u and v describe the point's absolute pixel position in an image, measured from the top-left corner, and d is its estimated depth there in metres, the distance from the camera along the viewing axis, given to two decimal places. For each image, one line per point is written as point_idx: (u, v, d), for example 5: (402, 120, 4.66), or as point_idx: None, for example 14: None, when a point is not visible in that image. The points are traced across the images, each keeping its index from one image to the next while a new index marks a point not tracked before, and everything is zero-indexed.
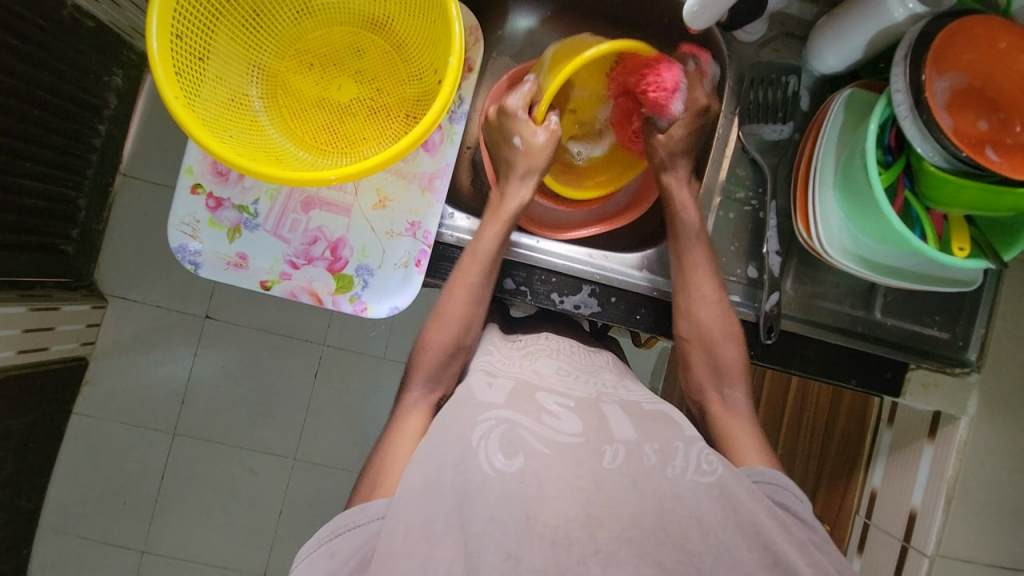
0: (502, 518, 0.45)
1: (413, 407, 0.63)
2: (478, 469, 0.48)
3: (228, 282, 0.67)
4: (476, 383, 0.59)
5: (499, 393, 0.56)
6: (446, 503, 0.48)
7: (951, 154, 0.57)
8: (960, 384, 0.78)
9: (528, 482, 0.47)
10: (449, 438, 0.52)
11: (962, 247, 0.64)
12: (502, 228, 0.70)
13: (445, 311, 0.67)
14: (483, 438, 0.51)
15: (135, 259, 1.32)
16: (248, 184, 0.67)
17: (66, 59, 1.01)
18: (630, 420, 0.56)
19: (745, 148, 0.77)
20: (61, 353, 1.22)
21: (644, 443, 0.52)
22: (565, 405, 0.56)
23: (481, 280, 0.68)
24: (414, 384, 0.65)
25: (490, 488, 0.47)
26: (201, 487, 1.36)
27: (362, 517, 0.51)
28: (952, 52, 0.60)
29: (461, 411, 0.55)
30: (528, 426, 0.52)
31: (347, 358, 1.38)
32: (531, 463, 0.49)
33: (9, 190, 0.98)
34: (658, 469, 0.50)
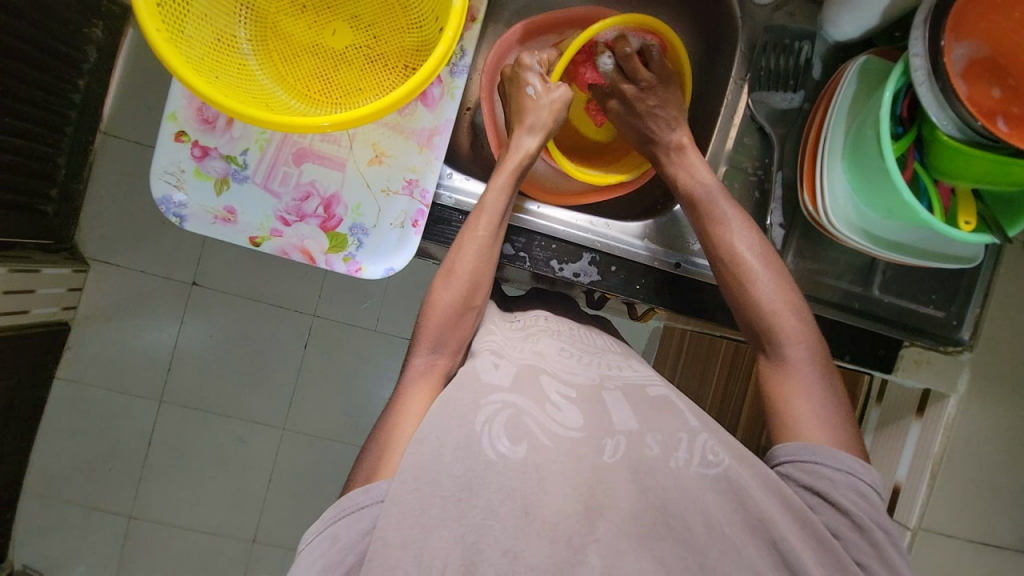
0: (502, 511, 0.47)
1: (421, 378, 0.60)
2: (481, 453, 0.49)
3: (217, 237, 0.64)
4: (481, 364, 0.58)
5: (505, 376, 0.57)
6: (443, 489, 0.48)
7: (965, 122, 0.56)
8: (951, 362, 0.79)
9: (529, 472, 0.49)
10: (448, 421, 0.51)
11: (968, 220, 0.62)
12: (508, 177, 0.67)
13: (454, 268, 0.65)
14: (486, 423, 0.51)
15: (118, 222, 1.27)
16: (237, 133, 0.64)
17: (45, 7, 0.95)
18: (633, 409, 0.57)
19: (754, 116, 0.75)
20: (42, 317, 1.18)
21: (646, 433, 0.54)
22: (567, 396, 0.57)
23: (488, 233, 0.66)
24: (420, 349, 0.62)
25: (491, 475, 0.48)
26: (188, 454, 1.35)
27: (365, 501, 0.49)
28: (973, 18, 0.58)
29: (461, 391, 0.54)
30: (532, 414, 0.53)
31: (339, 329, 1.37)
32: (534, 454, 0.50)
33: None
34: (661, 461, 0.51)
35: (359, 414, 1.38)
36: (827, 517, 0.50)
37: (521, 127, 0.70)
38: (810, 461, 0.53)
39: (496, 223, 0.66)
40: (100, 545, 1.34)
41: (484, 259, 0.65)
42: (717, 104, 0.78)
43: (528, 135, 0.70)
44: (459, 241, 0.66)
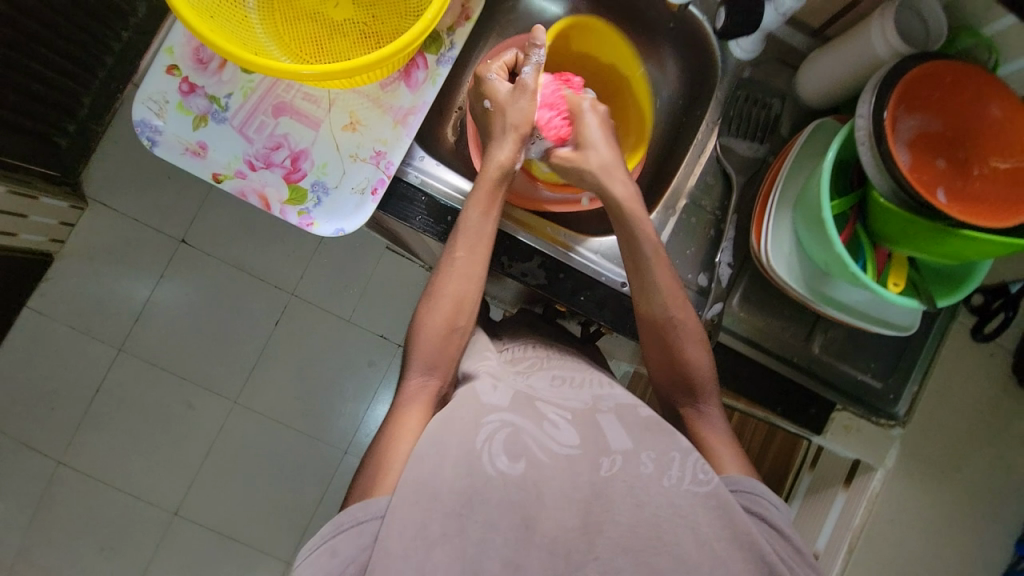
0: (503, 525, 0.48)
1: (415, 398, 0.61)
2: (482, 472, 0.50)
3: (183, 167, 0.67)
4: (480, 386, 0.59)
5: (503, 397, 0.57)
6: (445, 505, 0.48)
7: (897, 185, 0.58)
8: (882, 435, 0.80)
9: (529, 488, 0.50)
10: (447, 438, 0.53)
11: (897, 283, 0.64)
12: (484, 204, 0.68)
13: (439, 294, 0.65)
14: (487, 441, 0.52)
15: (125, 169, 1.32)
16: (226, 77, 0.67)
17: None
18: (624, 428, 0.56)
19: (720, 159, 0.78)
20: (27, 244, 1.20)
21: (640, 451, 0.54)
22: (563, 416, 0.57)
23: (466, 257, 0.66)
24: (414, 370, 0.63)
25: (491, 491, 0.49)
26: (133, 409, 1.33)
27: (363, 514, 0.50)
28: (925, 95, 0.61)
29: (463, 410, 0.56)
30: (530, 432, 0.54)
31: (311, 312, 1.37)
32: (532, 471, 0.51)
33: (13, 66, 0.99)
34: (655, 479, 0.51)
35: (313, 400, 1.37)
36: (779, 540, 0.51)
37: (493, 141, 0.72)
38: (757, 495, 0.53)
39: (474, 249, 0.67)
40: (22, 486, 1.30)
41: (467, 277, 0.66)
42: (688, 142, 0.81)
43: (500, 147, 0.71)
44: (440, 269, 0.67)
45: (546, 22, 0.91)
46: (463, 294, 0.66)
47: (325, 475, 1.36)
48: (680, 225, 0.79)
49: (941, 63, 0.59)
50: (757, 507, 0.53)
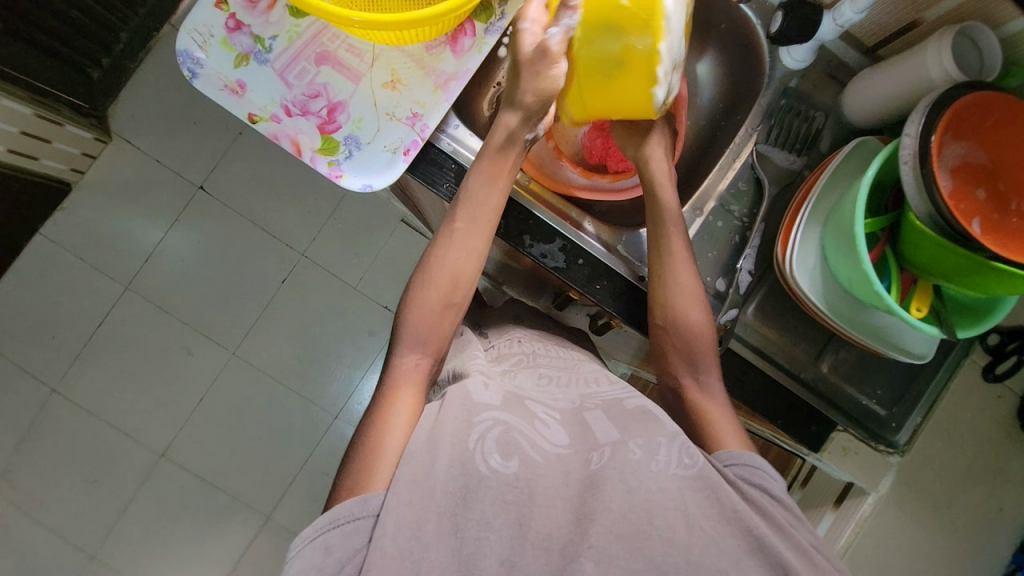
0: (496, 525, 0.47)
1: (405, 372, 0.62)
2: (475, 470, 0.49)
3: (220, 104, 0.67)
4: (472, 383, 0.58)
5: (495, 395, 0.57)
6: (440, 504, 0.49)
7: (935, 209, 0.57)
8: (880, 461, 0.78)
9: (521, 487, 0.49)
10: (440, 442, 0.52)
11: (920, 309, 0.64)
12: (492, 174, 0.67)
13: (434, 266, 0.66)
14: (479, 440, 0.51)
15: (152, 108, 1.32)
16: (274, 19, 0.67)
17: None
18: (613, 421, 0.57)
19: (754, 166, 0.78)
20: (46, 169, 1.20)
21: (628, 440, 0.54)
22: (552, 414, 0.58)
23: (467, 228, 0.66)
24: (403, 349, 0.64)
25: (484, 491, 0.48)
26: (134, 347, 1.34)
27: (360, 510, 0.49)
28: (972, 123, 0.61)
29: (455, 411, 0.54)
30: (522, 431, 0.53)
31: (319, 275, 1.37)
32: (525, 470, 0.50)
33: None
34: (643, 464, 0.51)
35: (311, 362, 1.38)
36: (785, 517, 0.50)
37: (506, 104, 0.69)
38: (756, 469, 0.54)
39: (476, 223, 0.66)
40: (15, 410, 1.31)
41: (483, 206, 0.66)
42: (724, 146, 0.80)
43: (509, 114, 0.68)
44: (440, 238, 0.67)
45: None
46: (461, 270, 0.66)
47: (314, 437, 1.38)
48: (706, 228, 0.78)
49: (989, 92, 0.58)
50: (752, 478, 0.54)
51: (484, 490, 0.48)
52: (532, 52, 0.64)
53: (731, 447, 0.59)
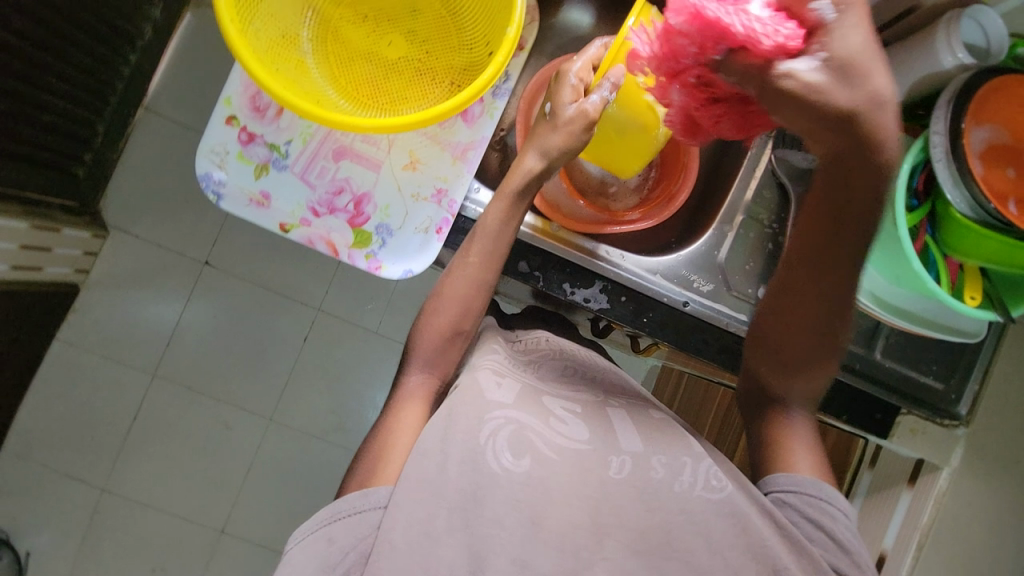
0: (508, 522, 0.48)
1: (414, 392, 0.62)
2: (487, 469, 0.50)
3: (249, 218, 0.67)
4: (484, 379, 0.58)
5: (508, 393, 0.57)
6: (450, 500, 0.49)
7: (978, 204, 0.58)
8: (946, 435, 0.80)
9: (534, 486, 0.50)
10: (452, 436, 0.52)
11: (973, 296, 0.65)
12: (507, 207, 0.66)
13: (444, 292, 0.66)
14: (491, 437, 0.52)
15: (143, 195, 1.30)
16: (284, 124, 0.67)
17: None
18: (636, 428, 0.58)
19: (774, 171, 0.79)
20: (53, 277, 1.20)
21: (650, 455, 0.56)
22: (571, 411, 0.58)
23: (479, 262, 0.66)
24: (413, 367, 0.64)
25: (496, 491, 0.49)
26: (172, 432, 1.34)
27: (362, 505, 0.52)
28: (992, 106, 0.61)
29: (466, 404, 0.54)
30: (536, 429, 0.54)
31: (340, 328, 1.37)
32: (538, 468, 0.51)
33: (29, 103, 0.96)
34: (665, 484, 0.53)
35: (347, 414, 1.38)
36: (824, 549, 0.53)
37: (529, 145, 0.68)
38: (831, 509, 0.55)
39: (490, 255, 0.66)
40: (69, 515, 1.32)
41: (499, 240, 0.66)
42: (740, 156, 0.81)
43: (535, 156, 0.67)
44: (451, 265, 0.67)
45: (585, 35, 0.88)
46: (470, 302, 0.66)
47: None
48: (737, 241, 0.79)
49: (1008, 76, 0.60)
50: (806, 510, 0.55)
51: (495, 488, 0.49)
52: (575, 114, 0.65)
53: (798, 470, 0.59)
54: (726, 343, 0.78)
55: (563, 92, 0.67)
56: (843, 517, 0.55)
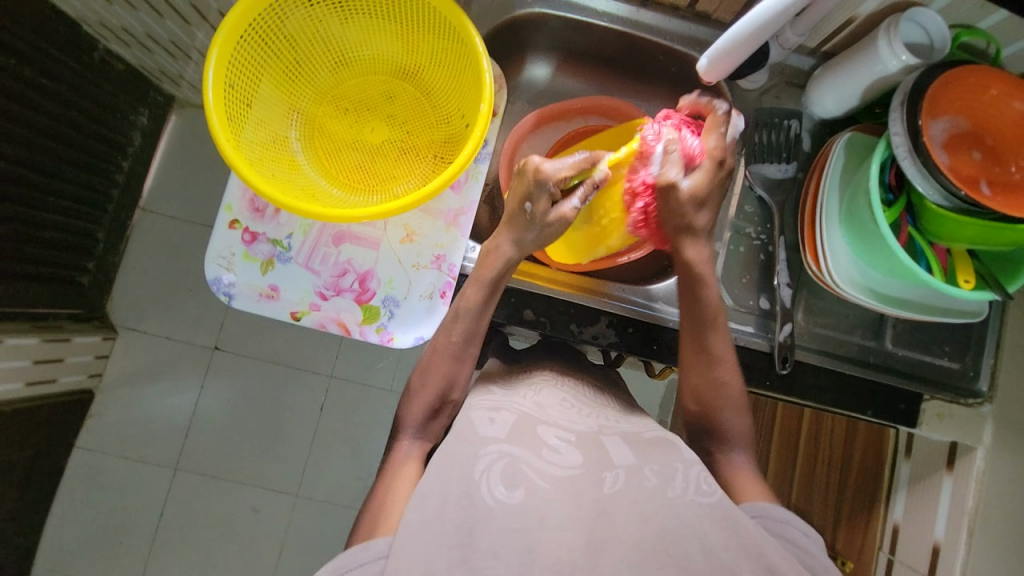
0: (504, 552, 0.48)
1: (405, 458, 0.64)
2: (480, 502, 0.52)
3: (261, 313, 0.69)
4: (477, 418, 0.61)
5: (501, 428, 0.59)
6: (449, 538, 0.50)
7: (950, 193, 0.60)
8: (973, 414, 0.79)
9: (531, 515, 0.51)
10: (450, 473, 0.54)
11: (968, 280, 0.67)
12: (484, 291, 0.68)
13: (430, 368, 0.68)
14: (485, 471, 0.54)
15: (149, 292, 1.33)
16: (283, 219, 0.70)
17: (95, 98, 1.05)
18: (629, 447, 0.61)
19: (753, 186, 0.81)
20: (67, 385, 1.22)
21: (643, 466, 0.58)
22: (566, 439, 0.59)
23: (462, 342, 0.68)
24: (405, 436, 0.66)
25: (491, 520, 0.50)
26: (200, 523, 1.32)
27: (364, 558, 0.51)
28: (947, 99, 0.64)
29: (461, 444, 0.57)
30: (529, 460, 0.55)
31: (355, 391, 1.38)
32: (531, 497, 0.53)
33: (26, 222, 1.00)
34: (659, 490, 0.55)
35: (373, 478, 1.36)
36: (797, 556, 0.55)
37: (505, 231, 0.69)
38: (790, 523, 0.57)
39: (474, 330, 0.68)
40: None
41: (479, 321, 0.68)
42: None
43: (509, 242, 0.69)
44: (434, 344, 0.69)
45: (552, 86, 0.93)
46: (454, 375, 0.68)
47: None
48: (730, 257, 0.81)
49: (963, 67, 0.62)
50: (780, 533, 0.56)
51: (491, 519, 0.50)
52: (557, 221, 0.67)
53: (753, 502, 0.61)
54: (738, 357, 0.79)
55: (539, 195, 0.67)
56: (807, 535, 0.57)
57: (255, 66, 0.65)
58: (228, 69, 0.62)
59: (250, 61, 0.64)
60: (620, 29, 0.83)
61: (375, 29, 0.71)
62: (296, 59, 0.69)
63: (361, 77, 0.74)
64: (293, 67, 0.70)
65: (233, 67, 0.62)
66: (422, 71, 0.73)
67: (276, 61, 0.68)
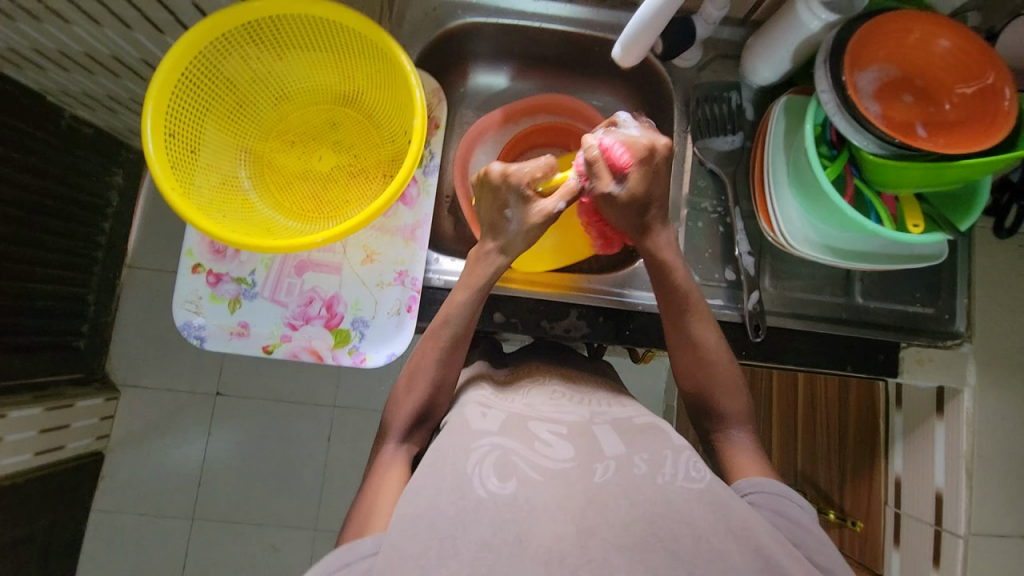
0: (495, 542, 0.47)
1: (391, 461, 0.64)
2: (473, 493, 0.51)
3: (234, 350, 0.70)
4: (470, 413, 0.62)
5: (493, 422, 0.60)
6: (440, 530, 0.48)
7: (884, 142, 0.61)
8: (955, 355, 0.79)
9: (519, 505, 0.50)
10: (441, 470, 0.54)
11: (917, 223, 0.68)
12: (468, 295, 0.68)
13: (414, 369, 0.68)
14: (477, 465, 0.53)
15: (145, 348, 1.35)
16: (245, 257, 0.72)
17: (66, 166, 1.07)
18: (622, 436, 0.60)
19: (702, 161, 0.82)
20: (75, 450, 1.23)
21: (633, 454, 0.57)
22: (557, 432, 0.59)
23: (447, 346, 0.67)
24: (391, 439, 0.66)
25: (482, 513, 0.49)
26: (222, 569, 1.33)
27: (353, 556, 0.51)
28: (871, 50, 0.66)
29: (454, 440, 0.57)
30: (521, 452, 0.55)
31: (358, 417, 1.38)
32: (523, 488, 0.52)
33: (15, 296, 1.03)
34: (649, 477, 0.54)
35: None
36: (786, 529, 0.55)
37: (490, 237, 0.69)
38: (788, 497, 0.57)
39: (456, 334, 0.68)
40: None
41: (460, 325, 0.68)
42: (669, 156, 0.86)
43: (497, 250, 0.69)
44: (420, 345, 0.69)
45: (499, 91, 0.94)
46: (441, 380, 0.68)
47: None
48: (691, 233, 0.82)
49: (882, 16, 0.63)
50: (775, 508, 0.57)
51: (483, 511, 0.49)
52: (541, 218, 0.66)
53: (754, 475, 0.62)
54: None
55: (506, 194, 0.67)
56: (801, 508, 0.57)
57: (197, 114, 0.67)
58: (167, 120, 0.64)
59: (190, 109, 0.66)
60: (554, 28, 0.84)
61: (310, 61, 0.73)
62: (236, 101, 0.71)
63: (303, 109, 0.76)
64: (235, 109, 0.72)
65: (172, 117, 0.64)
66: (361, 96, 0.75)
67: (217, 104, 0.69)
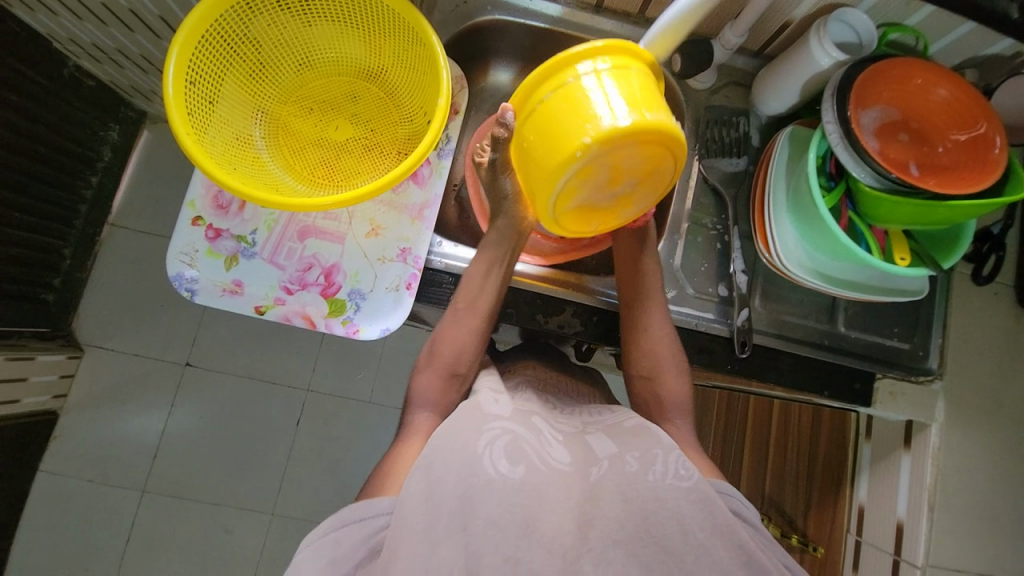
0: (503, 522, 0.47)
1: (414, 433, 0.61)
2: (484, 473, 0.50)
3: (224, 308, 0.69)
4: (483, 397, 0.60)
5: (506, 408, 0.59)
6: (449, 505, 0.49)
7: (880, 174, 0.64)
8: (926, 392, 0.83)
9: (523, 492, 0.50)
10: (455, 442, 0.53)
11: (903, 257, 0.72)
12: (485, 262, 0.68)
13: (437, 347, 0.65)
14: (488, 445, 0.53)
15: (116, 309, 1.30)
16: (248, 215, 0.71)
17: (66, 114, 1.04)
18: (609, 436, 0.59)
19: (706, 179, 0.85)
20: (30, 406, 1.18)
21: (624, 453, 0.56)
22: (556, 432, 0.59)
23: (466, 308, 0.67)
24: (415, 407, 0.64)
25: (490, 492, 0.49)
26: (171, 546, 1.27)
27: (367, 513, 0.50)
28: (875, 90, 0.69)
29: (464, 419, 0.56)
30: (531, 440, 0.55)
31: (333, 402, 1.36)
32: (531, 474, 0.52)
33: None
34: (640, 475, 0.53)
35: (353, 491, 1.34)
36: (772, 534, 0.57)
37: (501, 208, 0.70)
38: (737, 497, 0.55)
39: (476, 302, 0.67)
40: None
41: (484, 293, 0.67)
42: None
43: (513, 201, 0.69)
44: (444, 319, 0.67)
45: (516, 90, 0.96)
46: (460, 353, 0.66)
47: None
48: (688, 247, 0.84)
49: (888, 60, 0.67)
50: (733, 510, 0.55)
51: (490, 491, 0.49)
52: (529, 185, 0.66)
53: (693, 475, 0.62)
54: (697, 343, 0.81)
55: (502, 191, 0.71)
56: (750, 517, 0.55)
57: (218, 67, 0.67)
58: (189, 68, 0.63)
59: (213, 61, 0.66)
60: (577, 35, 0.87)
61: (338, 32, 0.73)
62: (259, 59, 0.71)
63: (325, 78, 0.76)
64: (256, 67, 0.71)
65: (195, 67, 0.63)
66: (385, 72, 0.76)
67: (240, 62, 0.69)
